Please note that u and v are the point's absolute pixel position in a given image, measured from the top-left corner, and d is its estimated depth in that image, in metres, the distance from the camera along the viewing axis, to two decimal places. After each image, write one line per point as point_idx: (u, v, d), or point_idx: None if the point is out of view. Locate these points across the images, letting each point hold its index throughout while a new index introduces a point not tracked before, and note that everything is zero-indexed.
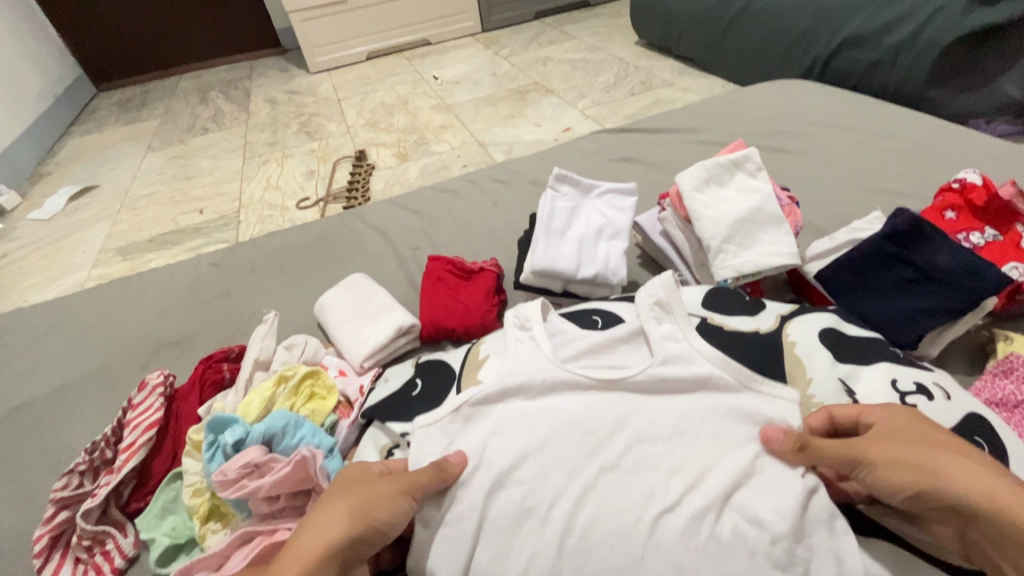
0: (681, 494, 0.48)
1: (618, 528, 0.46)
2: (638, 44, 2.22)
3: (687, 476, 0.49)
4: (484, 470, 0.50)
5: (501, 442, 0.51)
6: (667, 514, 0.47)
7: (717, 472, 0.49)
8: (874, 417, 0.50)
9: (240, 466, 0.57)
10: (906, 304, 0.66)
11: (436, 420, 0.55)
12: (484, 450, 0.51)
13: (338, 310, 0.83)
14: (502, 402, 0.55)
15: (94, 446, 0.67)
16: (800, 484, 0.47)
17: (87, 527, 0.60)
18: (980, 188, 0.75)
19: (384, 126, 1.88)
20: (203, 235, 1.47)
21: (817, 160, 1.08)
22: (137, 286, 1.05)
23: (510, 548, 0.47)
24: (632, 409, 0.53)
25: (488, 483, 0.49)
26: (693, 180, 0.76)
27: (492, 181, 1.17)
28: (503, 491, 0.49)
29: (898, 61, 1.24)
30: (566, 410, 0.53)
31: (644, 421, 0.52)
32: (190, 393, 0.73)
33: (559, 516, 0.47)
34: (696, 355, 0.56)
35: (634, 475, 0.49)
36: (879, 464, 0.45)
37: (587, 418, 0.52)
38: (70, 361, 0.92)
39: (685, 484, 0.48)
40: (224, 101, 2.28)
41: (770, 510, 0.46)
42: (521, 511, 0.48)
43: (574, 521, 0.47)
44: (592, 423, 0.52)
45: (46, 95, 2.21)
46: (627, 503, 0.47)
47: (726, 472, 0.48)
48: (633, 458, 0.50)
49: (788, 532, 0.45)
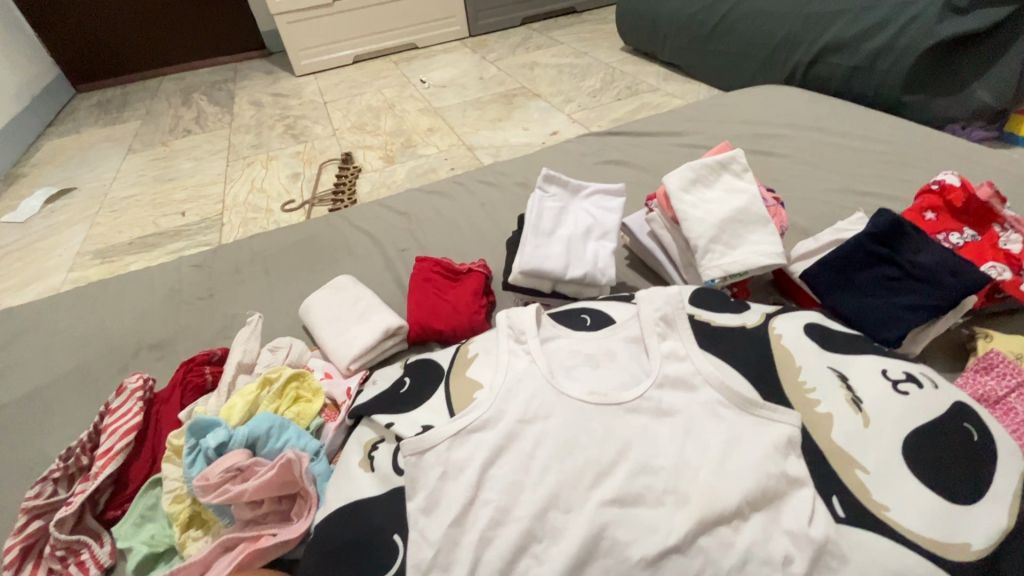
0: (687, 532, 0.45)
1: (615, 567, 0.44)
2: (624, 50, 2.24)
3: (694, 509, 0.46)
4: (481, 488, 0.49)
5: (501, 472, 0.49)
6: (671, 554, 0.45)
7: (721, 500, 0.46)
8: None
9: (223, 470, 0.55)
10: (888, 300, 0.67)
11: (430, 445, 0.51)
12: (482, 479, 0.49)
13: (325, 313, 0.81)
14: (500, 431, 0.51)
15: (69, 452, 0.65)
16: (806, 509, 0.47)
17: (61, 537, 0.58)
18: (959, 189, 0.76)
19: (371, 129, 1.87)
20: (186, 238, 1.45)
21: (801, 162, 1.10)
22: (115, 288, 1.02)
23: None
24: (633, 434, 0.51)
25: (485, 518, 0.47)
26: (680, 180, 0.76)
27: (480, 182, 1.17)
28: (500, 530, 0.47)
29: (876, 68, 1.28)
30: (561, 433, 0.50)
31: (647, 448, 0.50)
32: (170, 397, 0.71)
33: (557, 555, 0.45)
34: (697, 377, 0.55)
35: (636, 509, 0.47)
36: None
37: (586, 448, 0.50)
38: (45, 365, 0.89)
39: (693, 520, 0.46)
40: (208, 102, 2.26)
41: (779, 533, 0.46)
42: (517, 551, 0.46)
43: (576, 558, 0.45)
44: (592, 454, 0.49)
45: (22, 95, 2.16)
46: (626, 540, 0.45)
47: (728, 494, 0.47)
48: (633, 488, 0.48)
49: (803, 552, 0.45)
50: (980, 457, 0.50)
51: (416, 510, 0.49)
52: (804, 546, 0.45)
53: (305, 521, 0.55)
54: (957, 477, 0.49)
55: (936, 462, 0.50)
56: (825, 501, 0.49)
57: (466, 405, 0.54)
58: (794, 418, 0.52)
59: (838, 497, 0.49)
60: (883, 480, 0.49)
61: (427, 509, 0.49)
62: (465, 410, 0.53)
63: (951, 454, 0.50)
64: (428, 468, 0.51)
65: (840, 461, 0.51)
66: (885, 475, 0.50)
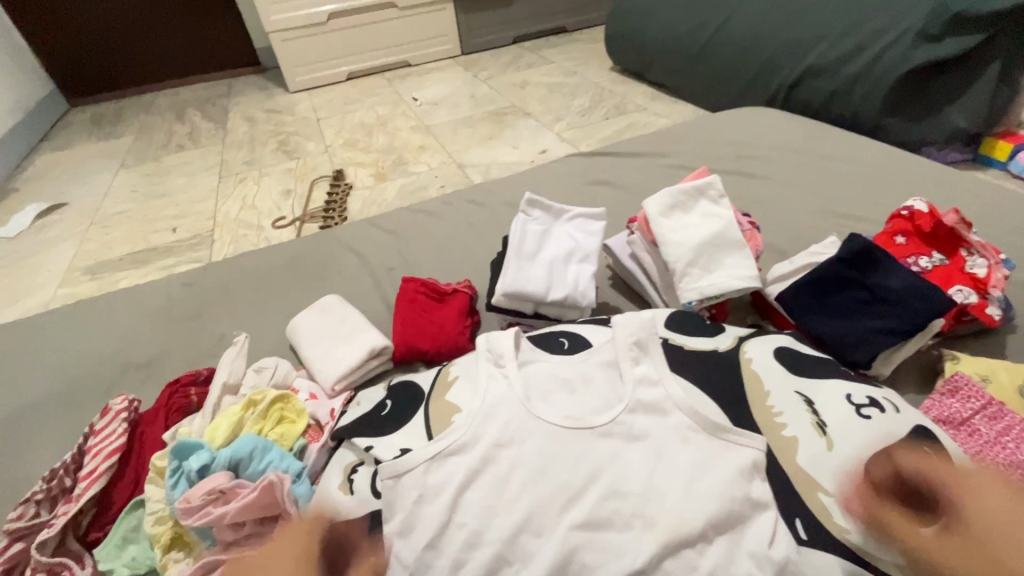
0: (653, 556, 0.47)
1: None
2: (613, 69, 2.29)
3: (661, 533, 0.48)
4: (453, 513, 0.50)
5: (475, 496, 0.50)
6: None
7: (687, 524, 0.48)
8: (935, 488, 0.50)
9: (205, 492, 0.56)
10: (859, 323, 0.69)
11: (407, 470, 0.53)
12: (456, 503, 0.50)
13: (311, 333, 0.82)
14: (475, 455, 0.52)
15: (53, 473, 0.65)
16: (767, 530, 0.49)
17: (42, 559, 0.58)
18: (927, 215, 0.79)
19: (363, 146, 1.89)
20: (176, 254, 1.45)
21: (780, 184, 1.13)
22: (103, 306, 1.03)
23: None
24: (604, 459, 0.52)
25: (459, 543, 0.48)
26: (659, 205, 0.78)
27: (468, 202, 1.19)
28: (473, 554, 0.48)
29: (853, 92, 1.32)
30: (535, 457, 0.52)
31: (618, 472, 0.51)
32: (156, 418, 0.71)
33: None
34: (668, 403, 0.56)
35: (606, 532, 0.48)
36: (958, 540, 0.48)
37: (559, 473, 0.51)
38: (31, 384, 0.89)
39: (659, 544, 0.47)
40: (202, 118, 2.28)
41: (742, 554, 0.48)
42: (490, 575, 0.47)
43: None
44: (564, 478, 0.51)
45: (15, 110, 2.17)
46: (594, 564, 0.47)
47: (695, 517, 0.48)
48: (603, 512, 0.49)
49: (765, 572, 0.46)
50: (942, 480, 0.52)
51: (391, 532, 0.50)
52: (767, 567, 0.47)
53: None
54: (918, 500, 0.51)
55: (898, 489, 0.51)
56: (788, 525, 0.51)
57: (443, 430, 0.55)
58: (762, 440, 0.55)
59: (803, 519, 0.51)
60: (847, 503, 0.51)
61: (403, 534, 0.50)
62: (441, 434, 0.54)
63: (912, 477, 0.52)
64: (405, 492, 0.52)
65: (806, 485, 0.53)
66: (849, 498, 0.51)
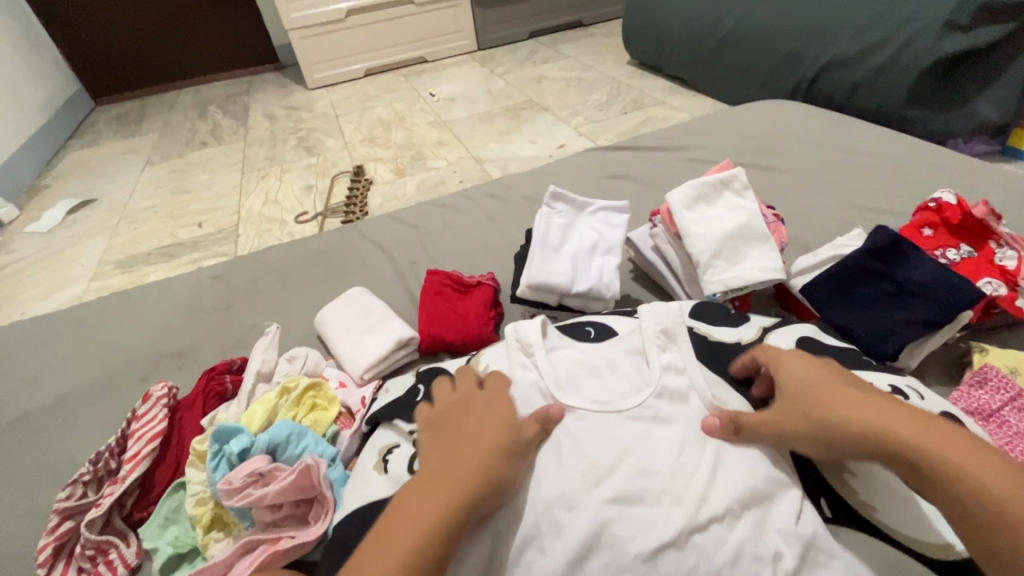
0: (680, 529, 0.47)
1: (615, 561, 0.46)
2: (630, 63, 2.28)
3: (687, 507, 0.48)
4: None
5: None
6: (668, 549, 0.46)
7: (713, 501, 0.48)
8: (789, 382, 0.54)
9: (245, 475, 0.58)
10: (884, 315, 0.69)
11: None
12: None
13: (339, 324, 0.84)
14: None
15: (98, 456, 0.68)
16: (795, 507, 0.49)
17: (91, 536, 0.61)
18: (955, 207, 0.78)
19: (381, 142, 1.91)
20: (203, 249, 1.49)
21: (803, 177, 1.12)
22: (137, 298, 1.06)
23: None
24: (632, 439, 0.53)
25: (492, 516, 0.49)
26: (683, 198, 0.79)
27: (489, 196, 1.20)
28: (507, 527, 0.49)
29: (878, 84, 1.30)
30: (566, 438, 0.53)
31: (646, 452, 0.52)
32: (193, 404, 0.73)
33: (561, 549, 0.47)
34: (692, 391, 0.58)
35: (634, 507, 0.48)
36: (820, 423, 0.50)
37: (589, 451, 0.52)
38: (71, 372, 0.93)
39: (686, 518, 0.47)
40: (223, 115, 2.32)
41: (770, 530, 0.48)
42: (524, 544, 0.48)
43: (578, 552, 0.46)
44: (593, 456, 0.51)
45: (44, 108, 2.23)
46: (625, 536, 0.47)
47: (720, 494, 0.49)
48: (631, 488, 0.49)
49: (793, 548, 0.47)
50: None
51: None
52: (795, 543, 0.47)
53: (322, 524, 0.58)
54: None
55: None
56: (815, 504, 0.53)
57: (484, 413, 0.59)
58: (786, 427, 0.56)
59: (827, 500, 0.54)
60: (868, 482, 0.54)
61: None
62: None
63: None
64: None
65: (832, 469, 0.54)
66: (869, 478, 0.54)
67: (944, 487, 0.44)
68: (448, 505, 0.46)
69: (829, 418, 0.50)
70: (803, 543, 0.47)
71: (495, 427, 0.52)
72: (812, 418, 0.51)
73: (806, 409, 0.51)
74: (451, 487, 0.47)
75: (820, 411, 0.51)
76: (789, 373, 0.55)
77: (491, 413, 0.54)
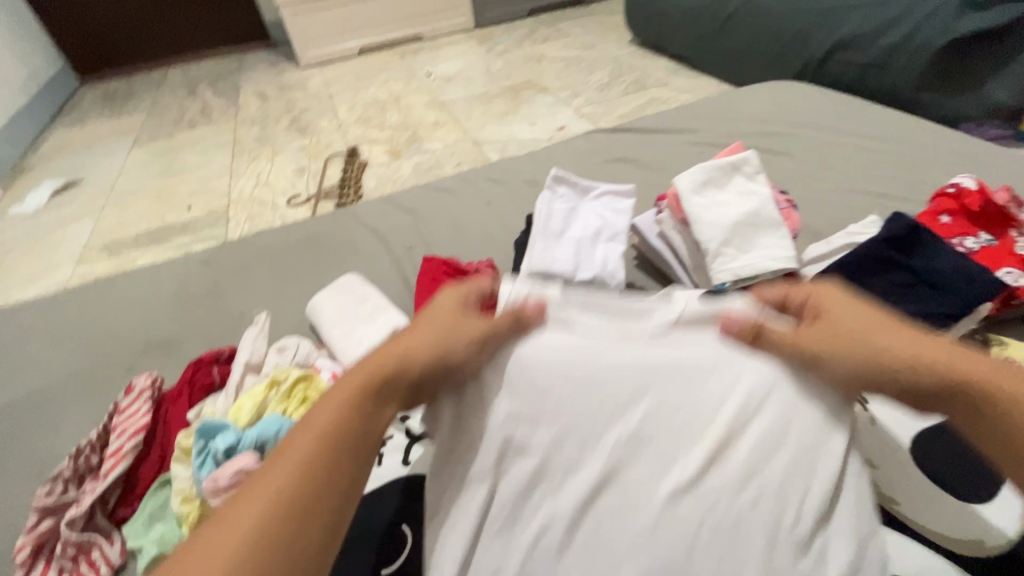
0: (699, 470, 0.44)
1: (628, 503, 0.43)
2: (632, 43, 2.22)
3: (708, 447, 0.45)
4: (490, 433, 0.47)
5: (513, 403, 0.47)
6: (684, 493, 0.43)
7: (742, 442, 0.45)
8: (821, 300, 0.49)
9: (232, 473, 0.55)
10: (900, 307, 0.66)
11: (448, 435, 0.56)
12: (496, 409, 0.47)
13: (330, 312, 0.81)
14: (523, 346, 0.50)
15: (79, 451, 0.65)
16: (834, 447, 0.46)
17: (73, 535, 0.58)
18: (976, 193, 0.75)
19: (376, 123, 1.86)
20: (192, 232, 1.45)
21: (811, 161, 1.08)
22: (123, 284, 1.03)
23: (519, 520, 0.44)
24: (660, 371, 0.48)
25: (496, 452, 0.46)
26: (691, 182, 0.75)
27: (487, 179, 1.16)
28: (513, 463, 0.46)
29: (892, 64, 1.25)
30: (579, 366, 0.48)
31: (670, 386, 0.48)
32: (179, 396, 0.71)
33: (572, 490, 0.44)
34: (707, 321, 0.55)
35: (650, 447, 0.45)
36: (857, 344, 0.45)
37: (604, 383, 0.47)
38: (55, 361, 0.90)
39: (706, 458, 0.44)
40: (213, 94, 2.25)
41: (798, 472, 0.44)
42: (532, 482, 0.45)
43: (590, 492, 0.44)
44: (612, 388, 0.47)
45: (28, 86, 2.16)
46: (640, 479, 0.44)
47: (749, 434, 0.45)
48: (649, 427, 0.46)
49: (818, 490, 0.44)
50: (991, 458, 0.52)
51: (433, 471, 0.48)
52: (818, 483, 0.44)
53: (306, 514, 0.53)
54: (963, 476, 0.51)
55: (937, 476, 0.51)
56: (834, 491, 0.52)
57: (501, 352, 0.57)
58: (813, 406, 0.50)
59: None
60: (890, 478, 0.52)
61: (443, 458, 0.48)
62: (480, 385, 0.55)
63: (958, 451, 0.52)
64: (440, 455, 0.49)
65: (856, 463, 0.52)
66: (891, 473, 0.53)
67: (988, 411, 0.40)
68: (369, 383, 0.44)
69: (869, 341, 0.45)
70: (827, 476, 0.45)
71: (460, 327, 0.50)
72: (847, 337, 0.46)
73: (837, 326, 0.47)
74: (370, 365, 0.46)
75: (856, 334, 0.46)
76: (823, 295, 0.49)
77: (451, 307, 0.52)
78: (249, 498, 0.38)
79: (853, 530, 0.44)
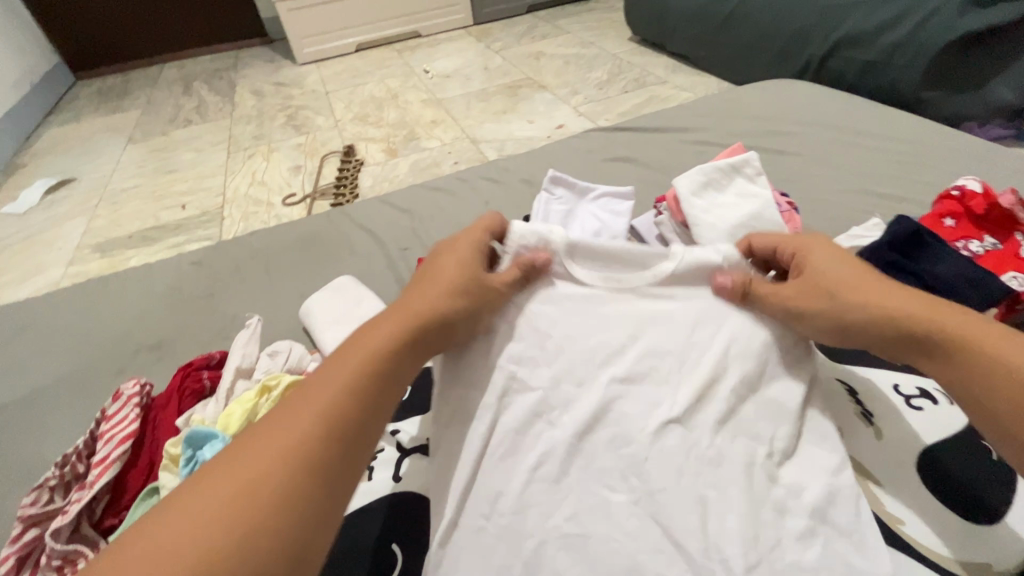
0: (687, 407, 0.48)
1: (622, 434, 0.47)
2: (632, 40, 2.20)
3: (694, 388, 0.49)
4: (499, 371, 0.51)
5: (518, 347, 0.52)
6: (672, 425, 0.47)
7: (725, 383, 0.49)
8: (813, 252, 0.53)
9: None
10: None
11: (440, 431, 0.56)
12: (503, 353, 0.51)
13: (324, 315, 0.80)
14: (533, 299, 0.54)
15: (65, 460, 0.64)
16: (798, 390, 0.50)
17: (57, 546, 0.56)
18: (980, 195, 0.74)
19: (373, 120, 1.84)
20: (186, 232, 1.43)
21: (813, 161, 1.07)
22: (113, 285, 1.01)
23: (518, 450, 0.48)
24: (648, 321, 0.53)
25: (500, 390, 0.50)
26: (691, 184, 0.74)
27: (484, 179, 1.15)
28: (515, 400, 0.50)
29: (895, 61, 1.23)
30: (576, 318, 0.53)
31: (658, 333, 0.52)
32: (168, 403, 0.70)
33: (570, 419, 0.48)
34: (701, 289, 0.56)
35: (641, 386, 0.50)
36: (844, 297, 0.48)
37: (600, 332, 0.52)
38: (43, 364, 0.88)
39: (693, 396, 0.48)
40: (209, 92, 2.22)
41: (768, 409, 0.49)
42: (533, 416, 0.49)
43: (587, 422, 0.48)
44: (606, 337, 0.52)
45: (22, 84, 2.14)
46: (631, 413, 0.48)
47: (728, 378, 0.50)
48: (640, 368, 0.50)
49: (789, 423, 0.48)
50: (1004, 479, 0.49)
51: (437, 418, 0.51)
52: (789, 423, 0.48)
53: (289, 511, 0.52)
54: (973, 495, 0.48)
55: (952, 476, 0.49)
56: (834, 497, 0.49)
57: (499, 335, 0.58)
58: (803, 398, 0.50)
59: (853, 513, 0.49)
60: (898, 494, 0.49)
61: (446, 410, 0.51)
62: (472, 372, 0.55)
63: (969, 469, 0.50)
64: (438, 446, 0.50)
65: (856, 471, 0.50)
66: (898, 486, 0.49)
67: (961, 356, 0.42)
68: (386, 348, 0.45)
69: (850, 297, 0.48)
70: (796, 409, 0.49)
71: (458, 285, 0.51)
72: (828, 293, 0.49)
73: (824, 279, 0.50)
74: (399, 322, 0.47)
75: (838, 290, 0.48)
76: (816, 251, 0.52)
77: (452, 259, 0.53)
78: (239, 455, 0.38)
79: (824, 458, 0.47)
